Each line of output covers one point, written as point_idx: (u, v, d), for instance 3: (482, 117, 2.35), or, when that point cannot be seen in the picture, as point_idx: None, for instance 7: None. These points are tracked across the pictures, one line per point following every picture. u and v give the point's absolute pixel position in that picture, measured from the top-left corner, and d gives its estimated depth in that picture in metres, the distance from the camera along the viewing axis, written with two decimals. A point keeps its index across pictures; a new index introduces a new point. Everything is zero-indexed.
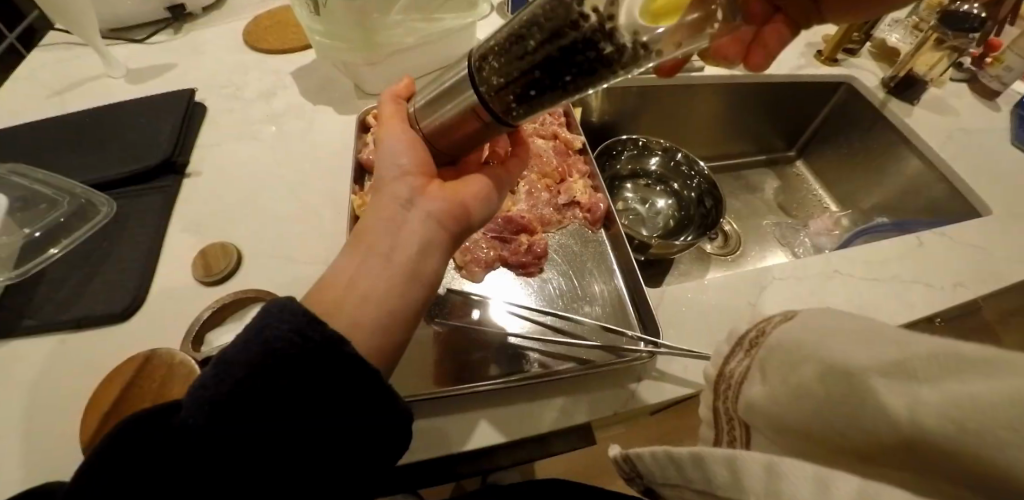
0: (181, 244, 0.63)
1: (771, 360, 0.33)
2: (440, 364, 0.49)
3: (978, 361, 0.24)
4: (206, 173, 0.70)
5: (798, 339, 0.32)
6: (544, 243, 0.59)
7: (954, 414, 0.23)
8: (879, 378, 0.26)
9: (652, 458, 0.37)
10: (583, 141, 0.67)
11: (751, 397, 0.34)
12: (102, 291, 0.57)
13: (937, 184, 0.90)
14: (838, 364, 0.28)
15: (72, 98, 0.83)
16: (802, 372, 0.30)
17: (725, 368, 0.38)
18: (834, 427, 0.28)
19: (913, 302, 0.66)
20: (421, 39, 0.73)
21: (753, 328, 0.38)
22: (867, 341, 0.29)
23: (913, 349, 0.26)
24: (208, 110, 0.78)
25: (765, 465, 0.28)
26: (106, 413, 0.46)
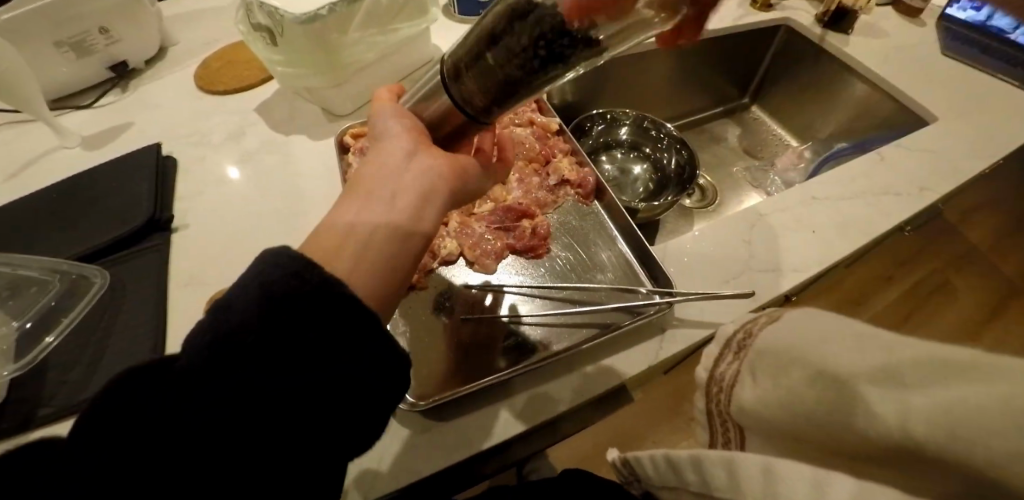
0: (186, 299, 0.62)
1: (762, 362, 0.35)
2: (469, 359, 0.50)
3: (966, 368, 0.24)
4: (193, 225, 0.69)
5: (787, 343, 0.33)
6: (546, 224, 0.61)
7: (940, 419, 0.24)
8: (869, 384, 0.27)
9: (652, 464, 0.39)
10: (559, 122, 0.69)
11: (744, 398, 0.36)
12: (115, 363, 0.56)
13: (884, 101, 0.96)
14: (828, 368, 0.29)
15: (29, 177, 0.80)
16: (794, 376, 0.32)
17: (716, 372, 0.39)
18: (828, 431, 0.29)
19: (887, 212, 0.71)
20: (381, 52, 0.74)
21: (740, 329, 0.39)
22: (862, 346, 0.29)
23: (903, 355, 0.27)
24: (179, 162, 0.77)
25: (763, 469, 0.29)
26: None
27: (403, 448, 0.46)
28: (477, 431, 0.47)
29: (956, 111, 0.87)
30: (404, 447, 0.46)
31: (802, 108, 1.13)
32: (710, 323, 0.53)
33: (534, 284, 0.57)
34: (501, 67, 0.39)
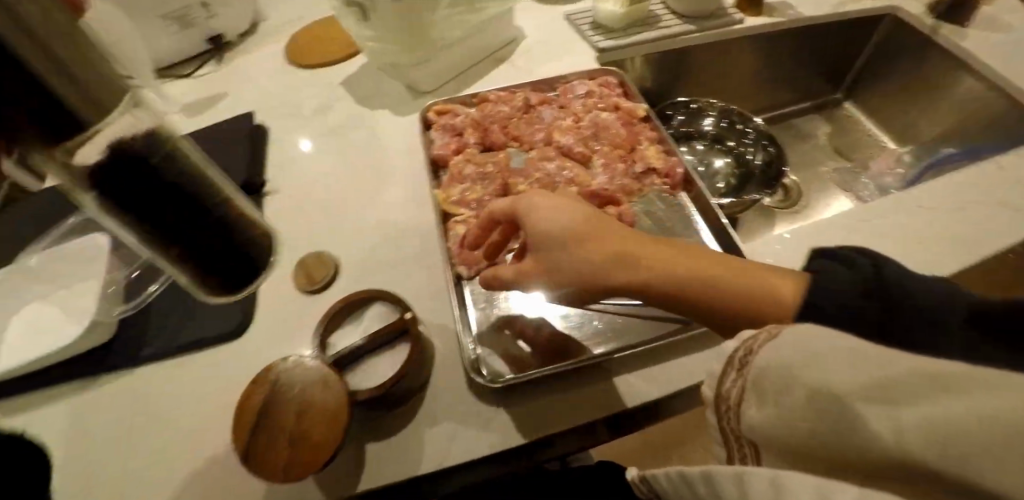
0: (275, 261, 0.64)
1: (765, 380, 0.29)
2: (548, 344, 0.51)
3: (952, 378, 0.23)
4: (282, 188, 0.70)
5: (781, 357, 0.28)
6: (631, 212, 0.59)
7: (937, 431, 0.22)
8: (866, 403, 0.24)
9: (666, 480, 0.36)
10: (646, 108, 0.67)
11: (750, 418, 0.30)
12: (207, 315, 0.59)
13: (999, 101, 0.86)
14: (825, 387, 0.26)
15: None
16: (792, 396, 0.27)
17: (720, 391, 0.33)
18: (829, 445, 0.26)
19: (1004, 227, 0.64)
20: (466, 31, 0.73)
21: (740, 344, 0.32)
22: (859, 360, 0.26)
23: (895, 368, 0.24)
24: (271, 131, 0.78)
25: (770, 481, 0.26)
26: (249, 435, 0.43)
27: (477, 421, 0.47)
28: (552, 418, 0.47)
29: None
30: (479, 421, 0.47)
31: (903, 107, 1.03)
32: None
33: None
34: None
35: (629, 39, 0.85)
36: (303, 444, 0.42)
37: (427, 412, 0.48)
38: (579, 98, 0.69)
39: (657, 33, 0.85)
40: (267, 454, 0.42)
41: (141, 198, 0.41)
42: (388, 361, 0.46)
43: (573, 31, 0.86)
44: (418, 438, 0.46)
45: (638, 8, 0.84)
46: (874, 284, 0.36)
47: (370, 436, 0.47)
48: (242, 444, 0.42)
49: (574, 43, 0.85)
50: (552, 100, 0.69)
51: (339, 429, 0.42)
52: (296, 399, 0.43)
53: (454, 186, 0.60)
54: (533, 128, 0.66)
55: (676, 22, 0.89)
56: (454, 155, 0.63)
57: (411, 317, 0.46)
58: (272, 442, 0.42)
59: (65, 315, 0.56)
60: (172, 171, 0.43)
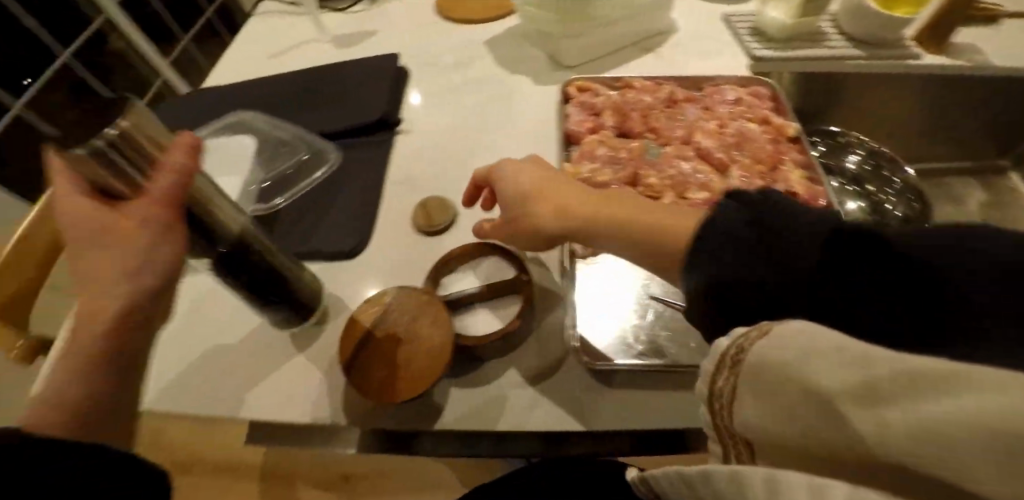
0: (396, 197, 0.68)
1: (755, 375, 0.26)
2: (651, 339, 0.50)
3: (947, 376, 0.19)
4: (415, 132, 0.73)
5: (779, 355, 0.25)
6: None
7: (930, 435, 0.19)
8: (854, 402, 0.21)
9: (665, 478, 0.33)
10: (798, 127, 0.62)
11: (746, 419, 0.27)
12: (331, 231, 0.65)
13: None
14: (814, 386, 0.23)
15: (290, 60, 0.94)
16: (787, 393, 0.24)
17: (713, 387, 0.29)
18: (820, 434, 0.23)
19: None
20: (623, 14, 0.72)
21: (733, 339, 0.29)
22: (850, 361, 0.22)
23: (885, 365, 0.21)
24: (411, 75, 0.81)
25: (765, 478, 0.24)
26: (360, 343, 0.46)
27: (559, 397, 0.47)
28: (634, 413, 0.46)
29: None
30: (561, 397, 0.47)
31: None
32: None
33: None
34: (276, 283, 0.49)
35: (786, 53, 0.79)
36: (403, 370, 0.44)
37: (513, 372, 0.49)
38: (728, 104, 0.65)
39: (819, 53, 0.80)
40: (369, 370, 0.45)
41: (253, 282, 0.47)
42: (493, 316, 0.47)
43: (728, 33, 0.82)
44: (501, 394, 0.48)
45: (806, 21, 0.78)
46: (762, 211, 0.33)
47: (457, 379, 0.49)
48: (353, 350, 0.46)
49: (727, 46, 0.80)
50: (697, 99, 0.66)
51: (442, 362, 0.43)
52: (404, 328, 0.45)
53: (583, 163, 0.59)
54: (673, 124, 0.63)
55: (843, 44, 0.82)
56: (588, 133, 0.62)
57: (525, 280, 0.47)
58: (375, 361, 0.45)
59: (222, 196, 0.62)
60: (259, 265, 0.45)
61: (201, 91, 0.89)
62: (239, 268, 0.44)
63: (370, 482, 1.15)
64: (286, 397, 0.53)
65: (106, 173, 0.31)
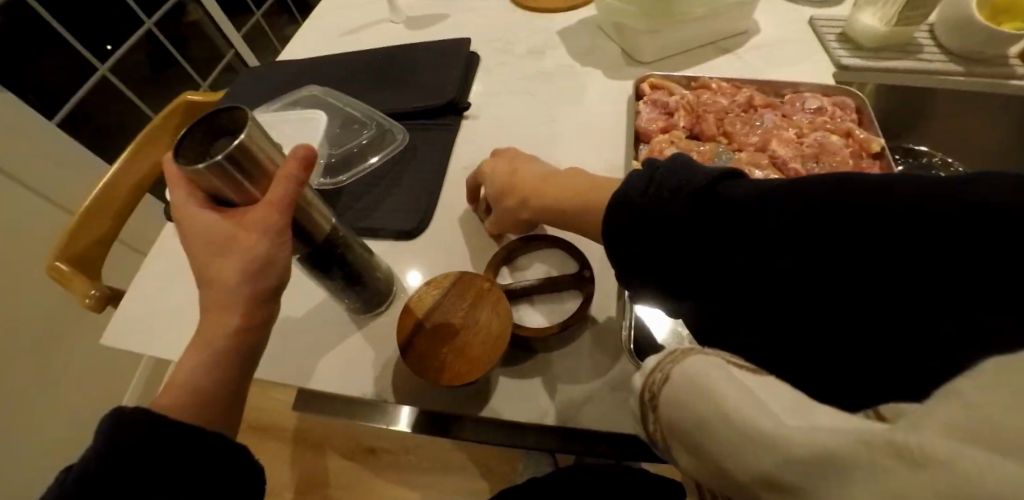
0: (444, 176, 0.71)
1: (680, 431, 0.28)
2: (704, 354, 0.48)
3: (828, 457, 0.20)
4: (482, 118, 0.73)
5: (686, 414, 0.27)
6: None
7: None
8: (762, 483, 0.22)
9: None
10: (884, 143, 0.58)
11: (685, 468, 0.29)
12: (392, 210, 0.66)
13: None
14: (729, 464, 0.24)
15: (363, 38, 0.96)
16: (707, 456, 0.26)
17: (649, 431, 0.32)
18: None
19: None
20: (708, 11, 0.69)
21: (647, 384, 0.31)
22: (738, 430, 0.24)
23: (776, 440, 0.22)
24: (481, 61, 0.81)
25: None
26: (414, 327, 0.47)
27: (607, 397, 0.47)
28: None
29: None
30: (609, 399, 0.46)
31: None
32: None
33: None
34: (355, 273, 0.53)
35: (877, 63, 0.75)
36: (461, 354, 0.44)
37: (561, 367, 0.49)
38: (809, 113, 0.62)
39: (911, 65, 0.75)
40: (427, 351, 0.45)
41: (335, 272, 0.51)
42: (553, 310, 0.47)
43: (814, 38, 0.78)
44: (546, 387, 0.48)
45: (905, 30, 0.73)
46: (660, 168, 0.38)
47: (507, 367, 0.49)
48: (405, 334, 0.46)
49: (811, 51, 0.76)
50: (776, 105, 0.63)
51: (493, 358, 0.43)
52: (466, 314, 0.46)
53: None
54: (749, 130, 0.61)
55: (940, 58, 0.77)
56: (660, 132, 0.61)
57: (591, 277, 0.46)
58: (434, 343, 0.45)
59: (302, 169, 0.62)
60: (339, 258, 0.49)
61: (278, 62, 0.92)
62: (331, 263, 0.49)
63: (396, 458, 1.18)
64: (344, 367, 0.56)
65: (220, 183, 0.34)
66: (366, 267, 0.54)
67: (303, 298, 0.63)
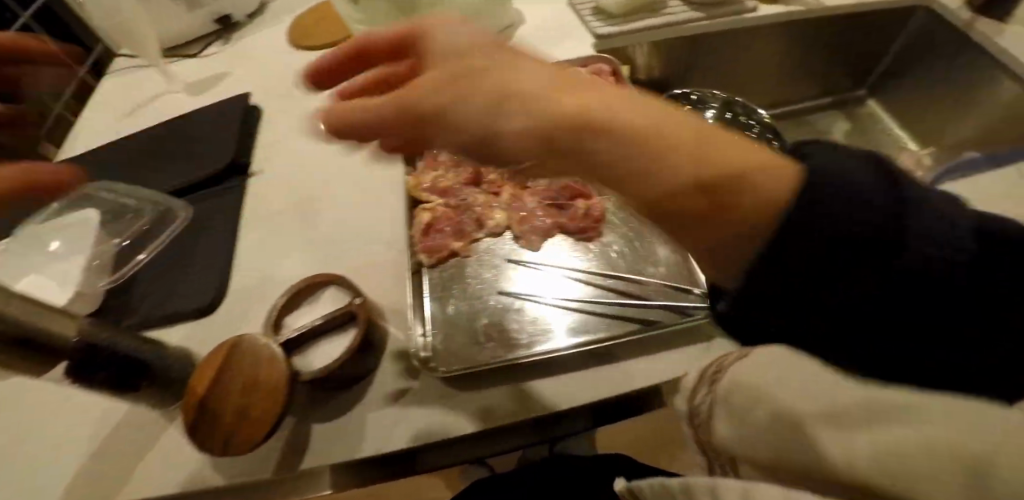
0: (256, 231, 0.67)
1: (734, 395, 0.31)
2: (493, 338, 0.47)
3: (899, 408, 0.24)
4: (268, 171, 0.72)
5: (745, 379, 0.30)
6: (602, 206, 0.52)
7: (885, 459, 0.23)
8: (820, 427, 0.26)
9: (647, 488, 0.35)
10: None
11: (719, 433, 0.32)
12: (189, 289, 0.62)
13: None
14: (783, 413, 0.28)
15: (144, 116, 0.90)
16: (756, 415, 0.29)
17: (693, 405, 0.35)
18: (790, 457, 0.27)
19: None
20: (460, 15, 0.72)
21: (713, 362, 0.35)
22: (809, 386, 0.27)
23: (848, 396, 0.26)
24: (264, 114, 0.80)
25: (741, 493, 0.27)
26: (201, 400, 0.45)
27: (421, 411, 0.46)
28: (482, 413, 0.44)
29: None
30: (421, 413, 0.46)
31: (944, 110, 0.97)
32: None
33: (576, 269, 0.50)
34: (143, 371, 0.50)
35: (628, 25, 0.81)
36: (248, 417, 0.43)
37: (371, 401, 0.47)
38: None
39: (660, 20, 0.83)
40: (216, 426, 0.44)
41: (113, 377, 0.49)
42: (337, 345, 0.47)
43: (574, 16, 0.84)
44: (359, 421, 0.46)
45: None
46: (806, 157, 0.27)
47: (318, 416, 0.47)
48: (194, 412, 0.45)
49: (574, 30, 0.82)
50: None
51: (278, 407, 0.43)
52: (239, 375, 0.45)
53: (427, 172, 0.57)
54: None
55: (684, 9, 0.85)
56: None
57: (358, 302, 0.47)
58: (221, 415, 0.44)
59: (65, 286, 0.57)
60: (114, 359, 0.48)
61: None
62: (96, 367, 0.47)
63: None
64: (169, 470, 0.52)
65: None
66: (154, 356, 0.51)
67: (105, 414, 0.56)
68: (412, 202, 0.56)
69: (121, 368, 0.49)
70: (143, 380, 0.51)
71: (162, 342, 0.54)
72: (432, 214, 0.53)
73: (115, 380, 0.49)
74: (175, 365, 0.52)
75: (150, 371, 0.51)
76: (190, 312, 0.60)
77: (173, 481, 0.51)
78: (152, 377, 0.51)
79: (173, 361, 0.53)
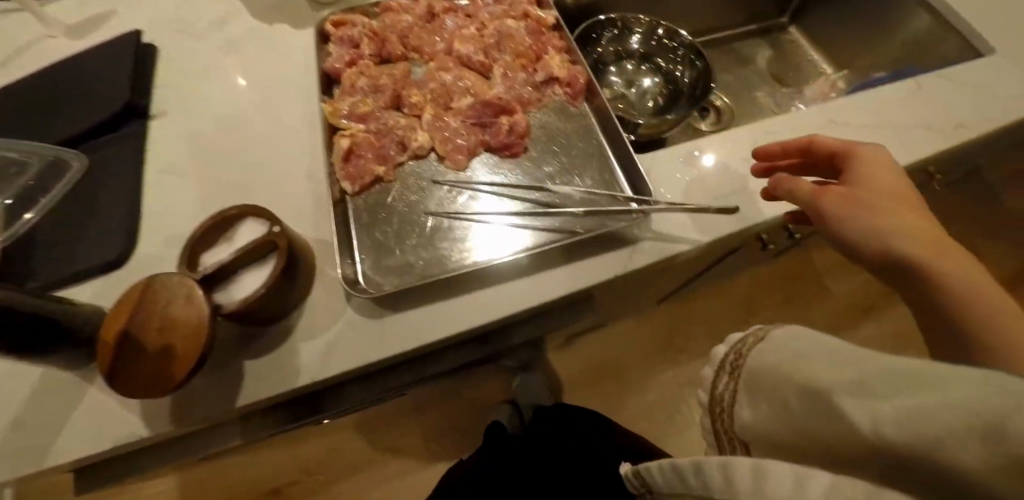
0: (182, 167, 0.62)
1: (763, 382, 0.33)
2: (421, 259, 0.47)
3: (913, 374, 0.23)
4: (172, 113, 0.66)
5: (778, 360, 0.32)
6: (526, 122, 0.52)
7: (907, 420, 0.22)
8: (844, 396, 0.26)
9: (659, 470, 0.35)
10: (556, 15, 0.59)
11: (743, 418, 0.35)
12: (93, 244, 0.57)
13: (946, 34, 0.88)
14: (813, 383, 0.28)
15: (18, 64, 0.79)
16: (789, 392, 0.30)
17: (716, 392, 0.39)
18: (828, 433, 0.27)
19: (895, 152, 0.70)
20: None
21: (730, 352, 0.39)
22: (844, 361, 0.28)
23: (870, 367, 0.26)
24: (161, 52, 0.72)
25: (752, 468, 0.26)
26: (116, 346, 0.42)
27: (355, 337, 0.45)
28: (412, 329, 0.45)
29: (993, 33, 0.83)
30: (354, 337, 0.45)
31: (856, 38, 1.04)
32: (698, 236, 0.48)
33: (525, 187, 0.49)
34: (54, 335, 0.46)
35: None
36: (165, 356, 0.42)
37: (302, 331, 0.46)
38: (489, 6, 0.62)
39: None
40: (129, 369, 0.42)
41: (21, 343, 0.44)
42: (257, 277, 0.46)
43: None
44: (292, 353, 0.46)
45: None
46: None
47: (248, 351, 0.46)
48: (110, 357, 0.42)
49: None
50: (458, 8, 0.63)
51: (202, 341, 0.42)
52: (154, 316, 0.43)
53: (345, 98, 0.55)
54: (435, 39, 0.60)
55: None
56: (348, 67, 0.58)
57: (277, 231, 0.44)
58: (135, 359, 0.42)
59: None
60: (20, 324, 0.43)
61: None
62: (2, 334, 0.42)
63: (303, 489, 1.12)
64: (94, 425, 0.50)
65: None
66: (65, 314, 0.47)
67: (14, 382, 0.52)
68: (331, 129, 0.53)
69: (33, 334, 0.44)
70: (48, 345, 0.46)
71: (71, 299, 0.50)
72: (352, 140, 0.51)
73: (23, 347, 0.44)
74: (88, 317, 0.49)
75: (64, 334, 0.47)
76: (99, 266, 0.55)
77: (103, 438, 0.49)
78: (63, 339, 0.47)
79: (92, 318, 0.50)
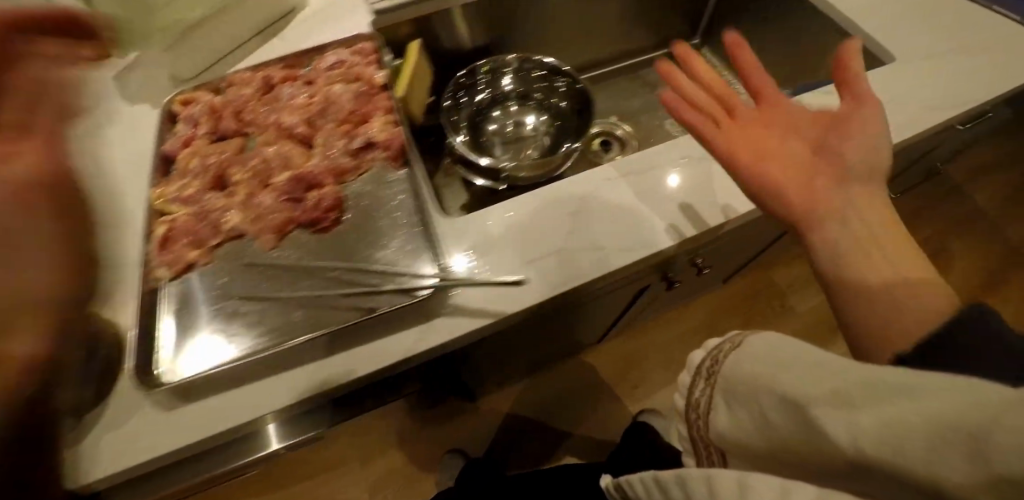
0: None
1: (734, 387, 0.36)
2: (214, 346, 0.45)
3: (891, 387, 0.26)
4: None
5: (753, 368, 0.35)
6: (336, 195, 0.52)
7: (886, 434, 0.25)
8: (822, 408, 0.29)
9: (641, 485, 0.39)
10: (385, 76, 0.60)
11: (720, 428, 0.37)
12: None
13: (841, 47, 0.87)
14: (791, 396, 0.31)
15: None
16: (763, 402, 0.33)
17: (691, 399, 0.40)
18: (814, 444, 0.29)
19: None
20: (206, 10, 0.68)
21: (705, 358, 0.40)
22: (818, 373, 0.31)
23: (846, 378, 0.29)
24: None
25: (738, 483, 0.30)
26: None
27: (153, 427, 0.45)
28: (208, 419, 0.44)
29: (948, 30, 0.80)
30: (152, 433, 0.44)
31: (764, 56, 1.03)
32: (496, 308, 0.47)
33: (331, 264, 0.49)
34: None
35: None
36: None
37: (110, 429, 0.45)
38: (329, 70, 0.63)
39: None
40: None
41: None
42: None
43: None
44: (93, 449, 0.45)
45: None
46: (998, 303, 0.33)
47: None
48: None
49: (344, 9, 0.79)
50: (300, 76, 0.64)
51: None
52: None
53: (175, 181, 0.56)
54: (273, 110, 0.61)
55: None
56: (184, 149, 0.59)
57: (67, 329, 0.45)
58: None
59: None
60: None
61: None
62: None
63: None
64: None
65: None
66: None
67: None
68: (156, 213, 0.53)
69: None
70: None
71: None
72: (169, 226, 0.51)
73: None
74: None
75: None
76: None
77: None
78: None
79: None
